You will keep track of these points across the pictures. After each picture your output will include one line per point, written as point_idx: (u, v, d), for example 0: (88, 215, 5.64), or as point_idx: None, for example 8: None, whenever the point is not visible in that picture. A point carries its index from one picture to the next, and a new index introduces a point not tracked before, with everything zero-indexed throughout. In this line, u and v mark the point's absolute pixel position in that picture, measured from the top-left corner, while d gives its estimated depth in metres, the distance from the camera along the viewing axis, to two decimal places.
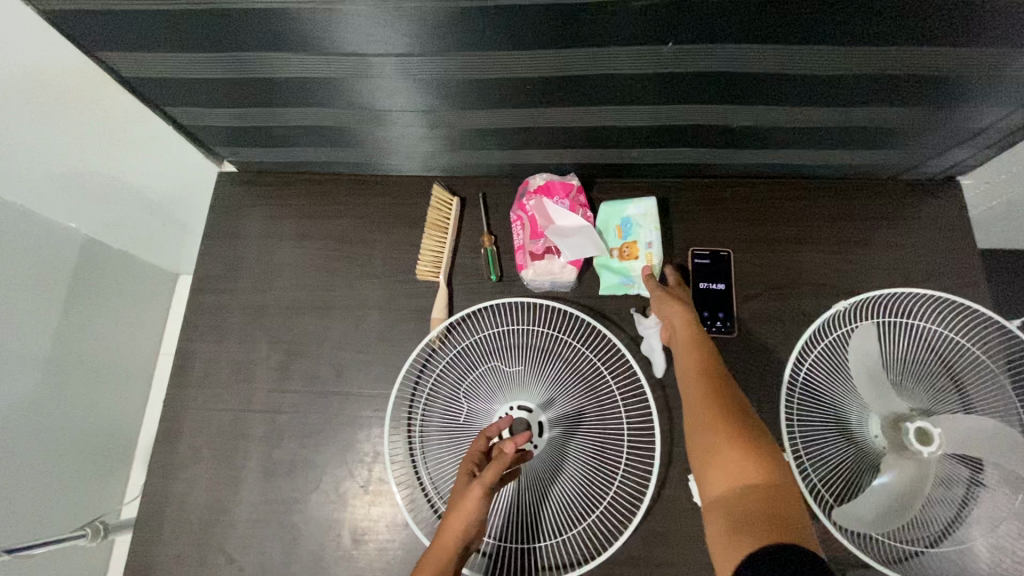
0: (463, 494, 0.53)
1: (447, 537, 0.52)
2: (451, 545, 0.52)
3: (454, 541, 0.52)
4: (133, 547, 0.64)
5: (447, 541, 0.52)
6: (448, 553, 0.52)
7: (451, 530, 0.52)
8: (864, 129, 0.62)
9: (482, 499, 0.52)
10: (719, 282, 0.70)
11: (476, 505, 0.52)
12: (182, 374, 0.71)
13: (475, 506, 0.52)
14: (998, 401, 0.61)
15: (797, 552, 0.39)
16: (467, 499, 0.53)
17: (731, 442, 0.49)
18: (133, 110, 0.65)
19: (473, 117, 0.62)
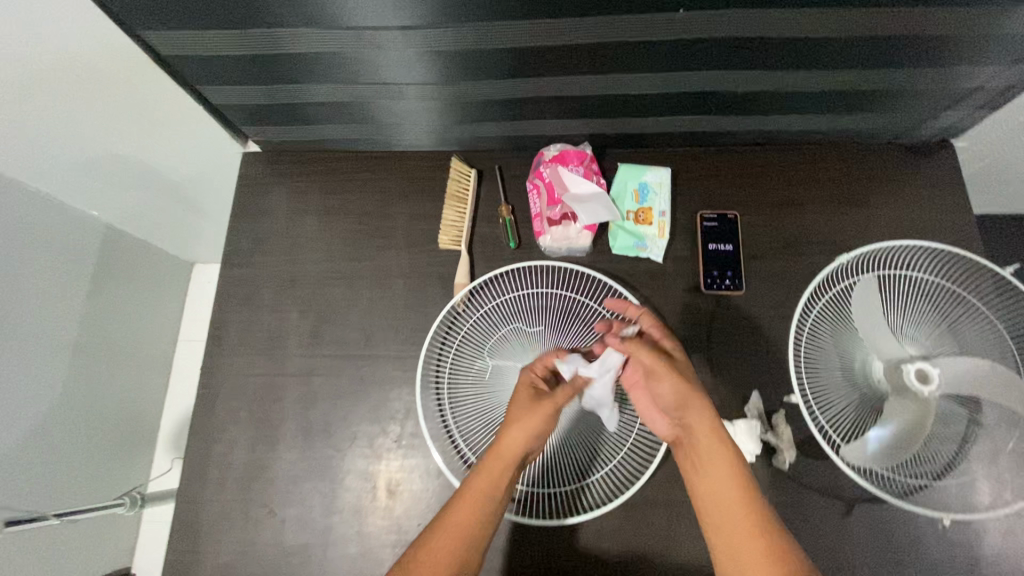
0: (524, 411, 0.60)
1: (503, 455, 0.59)
2: (507, 461, 0.58)
3: (510, 458, 0.59)
4: (179, 503, 0.68)
5: (503, 460, 0.58)
6: (503, 468, 0.58)
7: (508, 447, 0.59)
8: (861, 93, 0.66)
9: (542, 418, 0.59)
10: (728, 242, 0.74)
11: (536, 422, 0.59)
12: (217, 343, 0.74)
13: (536, 423, 0.59)
14: (993, 343, 0.65)
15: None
16: (528, 417, 0.59)
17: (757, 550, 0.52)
18: (166, 90, 0.68)
19: (492, 88, 0.66)
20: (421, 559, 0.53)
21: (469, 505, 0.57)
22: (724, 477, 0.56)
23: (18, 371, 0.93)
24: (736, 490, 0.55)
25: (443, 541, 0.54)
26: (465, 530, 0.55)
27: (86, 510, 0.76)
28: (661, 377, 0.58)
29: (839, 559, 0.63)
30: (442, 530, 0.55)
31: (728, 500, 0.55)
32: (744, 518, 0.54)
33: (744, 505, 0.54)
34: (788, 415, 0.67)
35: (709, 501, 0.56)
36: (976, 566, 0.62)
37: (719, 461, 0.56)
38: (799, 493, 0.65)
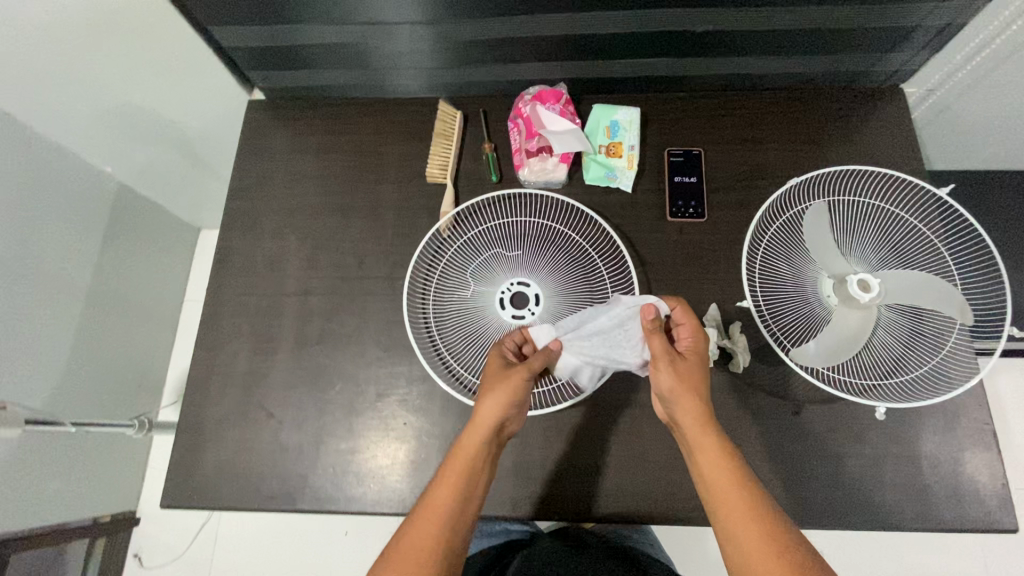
0: (492, 387, 0.61)
1: (474, 432, 0.59)
2: (479, 437, 0.59)
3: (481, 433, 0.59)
4: (186, 408, 0.74)
5: (474, 437, 0.59)
6: (475, 445, 0.59)
7: (481, 423, 0.60)
8: (811, 34, 0.73)
9: (512, 389, 0.60)
10: (692, 175, 0.80)
11: (508, 393, 0.60)
12: (220, 267, 0.80)
13: (506, 395, 0.60)
14: (931, 256, 0.72)
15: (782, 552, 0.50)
16: (497, 391, 0.60)
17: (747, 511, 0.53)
18: (180, 35, 0.74)
19: (475, 28, 0.72)
20: (405, 545, 0.53)
21: (448, 486, 0.57)
22: (716, 463, 0.56)
23: (37, 309, 0.99)
24: (726, 474, 0.55)
25: (424, 525, 0.54)
26: (447, 510, 0.56)
27: (109, 424, 0.90)
28: (662, 365, 0.59)
29: (788, 452, 0.69)
30: (423, 513, 0.55)
31: (721, 485, 0.55)
32: (737, 500, 0.54)
33: (735, 488, 0.54)
34: (743, 326, 0.73)
35: (705, 488, 0.56)
36: (914, 459, 0.68)
37: (709, 448, 0.57)
38: (753, 395, 0.71)
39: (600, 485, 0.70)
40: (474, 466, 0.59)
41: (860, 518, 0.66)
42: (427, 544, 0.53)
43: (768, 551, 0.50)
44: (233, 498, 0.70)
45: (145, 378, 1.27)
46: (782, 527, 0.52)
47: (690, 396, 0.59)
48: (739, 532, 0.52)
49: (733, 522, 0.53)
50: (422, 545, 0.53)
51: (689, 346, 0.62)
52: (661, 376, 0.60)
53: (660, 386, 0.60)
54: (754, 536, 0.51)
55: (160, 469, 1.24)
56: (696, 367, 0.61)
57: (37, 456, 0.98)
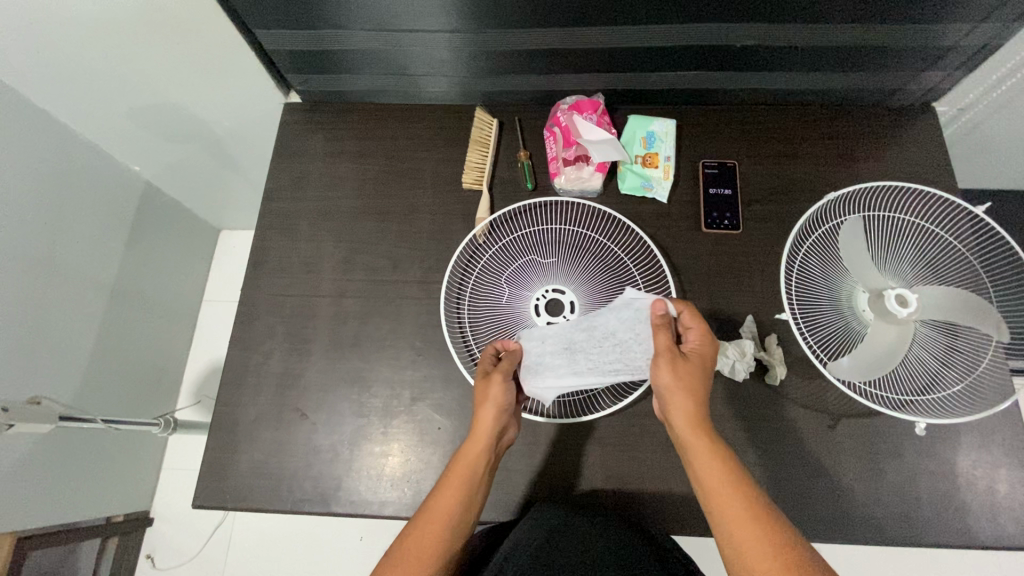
0: (492, 398, 0.62)
1: (476, 441, 0.60)
2: (480, 446, 0.60)
3: (480, 442, 0.60)
4: (221, 406, 0.74)
5: (475, 446, 0.60)
6: (477, 453, 0.60)
7: (482, 434, 0.61)
8: (848, 51, 0.73)
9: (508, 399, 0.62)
10: (727, 188, 0.81)
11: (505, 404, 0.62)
12: (256, 267, 0.80)
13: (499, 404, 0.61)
14: (963, 274, 0.73)
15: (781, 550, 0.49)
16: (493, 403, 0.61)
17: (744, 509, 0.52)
18: (224, 38, 0.75)
19: (518, 39, 0.73)
20: (411, 548, 0.54)
21: (448, 494, 0.58)
22: (711, 466, 0.55)
23: (64, 306, 0.98)
24: (721, 477, 0.54)
25: (424, 531, 0.55)
26: (448, 516, 0.56)
27: (136, 421, 0.91)
28: (664, 356, 0.58)
29: (824, 466, 0.69)
30: (426, 518, 0.56)
31: (716, 487, 0.54)
32: (733, 505, 0.52)
33: (732, 493, 0.53)
34: (779, 338, 0.74)
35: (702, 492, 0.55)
36: (950, 476, 0.68)
37: (700, 448, 0.56)
38: (788, 408, 0.71)
39: (636, 495, 0.69)
40: (476, 472, 0.60)
41: (897, 534, 0.66)
42: (431, 551, 0.54)
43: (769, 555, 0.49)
44: (265, 499, 0.70)
45: (163, 377, 1.26)
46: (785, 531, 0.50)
47: (685, 395, 0.57)
48: (734, 530, 0.51)
49: (732, 525, 0.52)
50: (425, 550, 0.54)
51: (693, 344, 0.60)
52: (659, 371, 0.58)
53: (657, 383, 0.59)
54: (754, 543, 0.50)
55: (176, 470, 1.24)
56: (697, 365, 0.59)
57: (61, 454, 0.98)
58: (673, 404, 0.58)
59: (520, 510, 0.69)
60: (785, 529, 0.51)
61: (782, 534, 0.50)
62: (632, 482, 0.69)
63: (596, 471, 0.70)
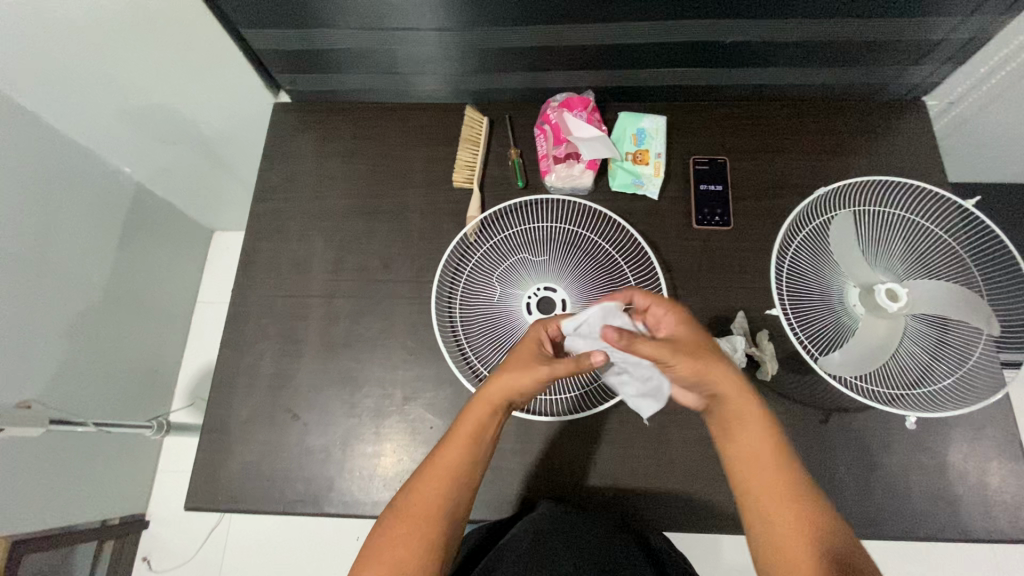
0: (517, 365, 0.59)
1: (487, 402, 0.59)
2: (490, 409, 0.59)
3: (490, 405, 0.59)
4: (213, 407, 0.74)
5: (482, 407, 0.59)
6: (485, 414, 0.59)
7: (492, 395, 0.59)
8: (837, 46, 0.73)
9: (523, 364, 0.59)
10: (717, 184, 0.81)
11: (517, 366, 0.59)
12: (247, 267, 0.80)
13: (527, 381, 0.58)
14: (954, 268, 0.73)
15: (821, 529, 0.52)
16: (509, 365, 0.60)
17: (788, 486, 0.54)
18: (211, 38, 0.75)
19: (507, 36, 0.73)
20: (413, 504, 0.54)
21: (454, 450, 0.58)
22: (758, 442, 0.56)
23: (56, 309, 0.98)
24: (773, 462, 0.55)
25: (425, 486, 0.55)
26: (451, 474, 0.56)
27: (128, 424, 0.92)
28: (670, 356, 0.54)
29: (816, 461, 0.69)
30: (427, 475, 0.56)
31: (763, 461, 0.55)
32: (782, 489, 0.54)
33: (782, 477, 0.54)
34: (770, 334, 0.74)
35: (745, 470, 0.56)
36: (942, 469, 0.68)
37: (750, 422, 0.56)
38: (780, 403, 0.71)
39: (628, 492, 0.69)
40: (483, 432, 0.59)
41: (889, 527, 0.66)
42: (431, 507, 0.54)
43: (810, 540, 0.51)
44: (258, 501, 0.70)
45: (156, 379, 1.26)
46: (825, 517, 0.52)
47: (722, 372, 0.55)
48: (772, 504, 0.54)
49: (769, 499, 0.54)
50: (429, 505, 0.54)
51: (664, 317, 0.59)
52: (678, 366, 0.55)
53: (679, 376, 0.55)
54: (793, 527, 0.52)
55: (171, 472, 1.23)
56: (692, 337, 0.57)
57: (54, 457, 0.98)
58: (720, 383, 0.55)
59: (513, 508, 0.69)
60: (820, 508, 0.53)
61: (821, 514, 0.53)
62: (624, 479, 0.69)
63: (589, 468, 0.70)
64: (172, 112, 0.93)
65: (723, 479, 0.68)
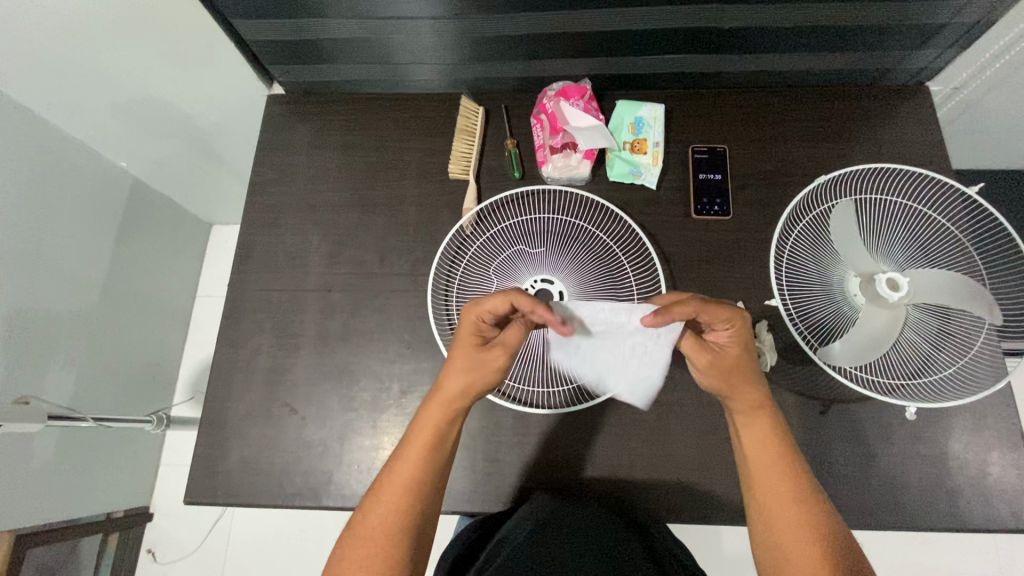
0: (465, 361, 0.58)
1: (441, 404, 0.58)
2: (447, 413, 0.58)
3: (445, 407, 0.58)
4: (211, 402, 0.74)
5: (438, 410, 0.58)
6: (441, 420, 0.58)
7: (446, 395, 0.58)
8: (839, 30, 0.72)
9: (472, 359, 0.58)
10: (716, 173, 0.79)
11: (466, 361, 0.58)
12: (242, 262, 0.80)
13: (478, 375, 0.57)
14: (956, 256, 0.72)
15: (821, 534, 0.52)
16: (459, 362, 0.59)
17: (792, 489, 0.54)
18: (202, 30, 0.74)
19: (501, 23, 0.71)
20: (372, 521, 0.53)
21: (412, 458, 0.57)
22: (763, 445, 0.57)
23: (54, 305, 0.98)
24: (778, 466, 0.55)
25: (383, 506, 0.54)
26: (412, 487, 0.55)
27: (127, 419, 0.91)
28: (698, 361, 0.58)
29: (815, 452, 0.68)
30: (387, 492, 0.55)
31: (766, 464, 0.56)
32: (783, 492, 0.54)
33: (785, 479, 0.55)
34: (769, 325, 0.73)
35: (750, 469, 0.57)
36: (942, 459, 0.67)
37: (757, 425, 0.57)
38: (779, 394, 0.70)
39: (626, 484, 0.69)
40: (440, 435, 0.58)
41: (889, 518, 0.66)
42: (392, 519, 0.53)
43: (808, 543, 0.51)
44: (257, 495, 0.70)
45: (157, 373, 1.26)
46: (825, 517, 0.53)
47: (745, 380, 0.57)
48: (772, 504, 0.54)
49: (770, 500, 0.55)
50: (389, 518, 0.53)
51: (727, 340, 0.56)
52: (705, 372, 0.58)
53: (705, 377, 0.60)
54: (794, 528, 0.52)
55: (174, 465, 1.24)
56: (740, 361, 0.57)
57: (56, 454, 0.99)
58: (742, 392, 0.57)
59: (511, 501, 0.69)
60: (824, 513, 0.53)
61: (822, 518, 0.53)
62: (622, 471, 0.69)
63: (586, 461, 0.69)
64: (163, 105, 0.92)
65: (721, 471, 0.68)
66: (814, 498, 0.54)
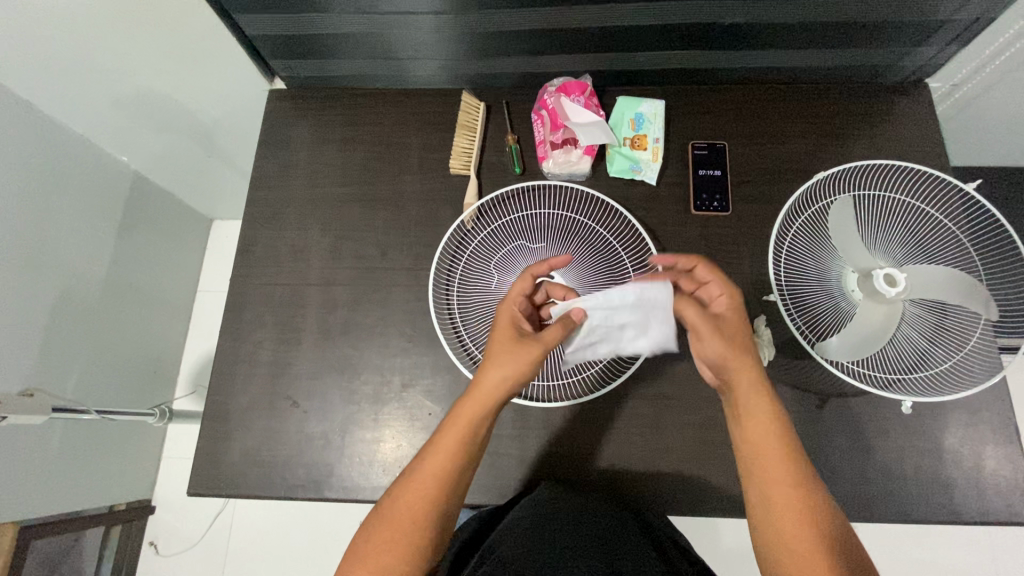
0: (506, 356, 0.58)
1: (478, 398, 0.58)
2: (482, 409, 0.57)
3: (484, 403, 0.58)
4: (214, 395, 0.74)
5: (477, 404, 0.57)
6: (477, 414, 0.57)
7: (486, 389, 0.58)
8: (838, 26, 0.72)
9: (517, 359, 0.58)
10: (716, 169, 0.80)
11: (510, 358, 0.58)
12: (244, 256, 0.80)
13: (518, 370, 0.57)
14: (953, 253, 0.72)
15: (820, 515, 0.52)
16: (503, 358, 0.58)
17: (790, 469, 0.54)
18: (203, 25, 0.74)
19: (502, 19, 0.72)
20: (400, 509, 0.53)
21: (446, 451, 0.56)
22: (762, 425, 0.56)
23: (57, 300, 0.99)
24: (778, 447, 0.55)
25: (414, 496, 0.54)
26: (442, 479, 0.55)
27: (130, 412, 0.92)
28: (708, 329, 0.59)
29: (812, 445, 0.69)
30: (417, 481, 0.55)
31: (765, 443, 0.55)
32: (781, 472, 0.54)
33: (783, 460, 0.54)
34: (768, 320, 0.74)
35: (749, 449, 0.56)
36: (938, 453, 0.68)
37: (758, 404, 0.57)
38: (778, 389, 0.71)
39: (625, 477, 0.69)
40: (475, 431, 0.58)
41: (884, 510, 0.67)
42: (420, 510, 0.53)
43: (806, 523, 0.51)
44: (259, 487, 0.71)
45: (158, 367, 1.27)
46: (823, 498, 0.53)
47: (747, 357, 0.58)
48: (771, 484, 0.54)
49: (768, 480, 0.54)
50: (417, 508, 0.53)
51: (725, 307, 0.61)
52: (713, 342, 0.59)
53: (710, 352, 0.59)
54: (792, 507, 0.52)
55: (175, 458, 1.25)
56: (740, 327, 0.60)
57: (59, 447, 0.99)
58: (744, 367, 0.58)
59: (510, 493, 0.70)
60: (820, 495, 0.53)
61: (819, 500, 0.53)
62: (620, 465, 0.70)
63: (586, 453, 0.70)
64: (164, 100, 0.92)
65: (719, 464, 0.69)
66: (812, 480, 0.54)
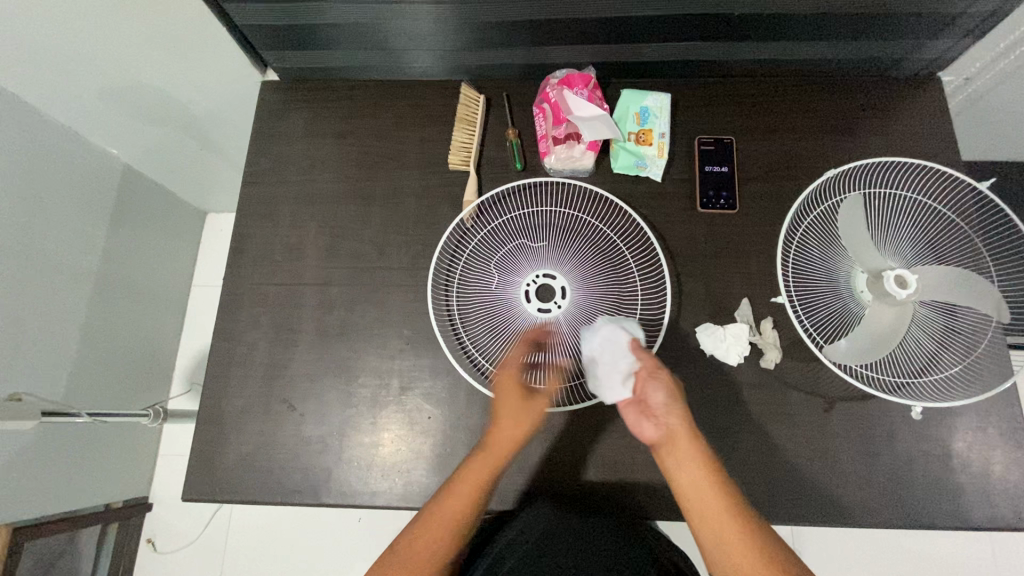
0: (517, 411, 0.61)
1: (500, 444, 0.60)
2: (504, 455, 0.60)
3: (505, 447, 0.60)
4: (208, 397, 0.73)
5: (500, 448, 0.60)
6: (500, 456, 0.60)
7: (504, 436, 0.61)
8: (853, 18, 0.69)
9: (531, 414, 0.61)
10: (723, 165, 0.78)
11: (522, 412, 0.61)
12: (238, 254, 0.78)
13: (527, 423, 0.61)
14: (965, 254, 0.71)
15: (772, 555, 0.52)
16: (519, 412, 0.61)
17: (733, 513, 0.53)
18: (191, 14, 0.71)
19: (503, 9, 0.69)
20: (426, 529, 0.55)
21: (474, 483, 0.58)
22: (699, 475, 0.55)
23: (47, 298, 0.97)
24: (720, 496, 0.54)
25: (443, 520, 0.56)
26: (469, 508, 0.57)
27: (123, 413, 0.90)
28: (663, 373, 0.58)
29: (818, 449, 0.68)
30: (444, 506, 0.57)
31: (708, 493, 0.54)
32: (727, 519, 0.53)
33: (727, 506, 0.54)
34: (775, 322, 0.72)
35: (693, 501, 0.55)
36: (945, 458, 0.67)
37: (693, 457, 0.55)
38: (784, 392, 0.70)
39: (628, 482, 0.68)
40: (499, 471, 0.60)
41: (891, 516, 0.66)
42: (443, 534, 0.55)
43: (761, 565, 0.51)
44: (255, 492, 0.69)
45: (153, 363, 1.25)
46: (769, 534, 0.53)
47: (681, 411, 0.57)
48: (721, 532, 0.53)
49: (717, 529, 0.53)
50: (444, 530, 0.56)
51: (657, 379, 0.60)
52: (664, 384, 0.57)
53: (659, 397, 0.57)
54: (745, 553, 0.52)
55: (171, 456, 1.24)
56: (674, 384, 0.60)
57: (52, 447, 0.98)
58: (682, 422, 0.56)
59: (512, 498, 0.68)
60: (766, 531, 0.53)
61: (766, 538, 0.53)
62: (623, 470, 0.68)
63: (588, 458, 0.69)
64: (153, 92, 0.89)
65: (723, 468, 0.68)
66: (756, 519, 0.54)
